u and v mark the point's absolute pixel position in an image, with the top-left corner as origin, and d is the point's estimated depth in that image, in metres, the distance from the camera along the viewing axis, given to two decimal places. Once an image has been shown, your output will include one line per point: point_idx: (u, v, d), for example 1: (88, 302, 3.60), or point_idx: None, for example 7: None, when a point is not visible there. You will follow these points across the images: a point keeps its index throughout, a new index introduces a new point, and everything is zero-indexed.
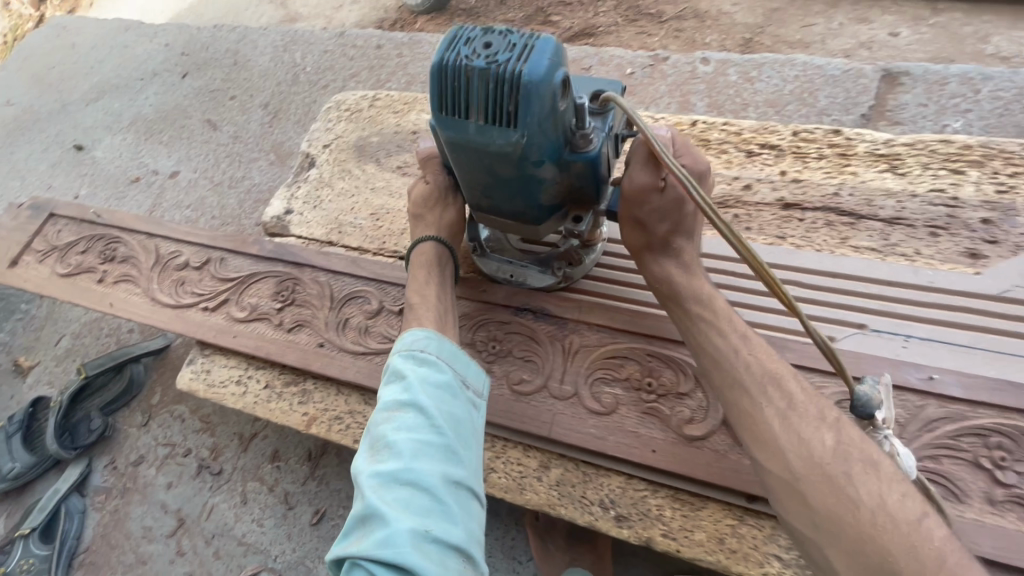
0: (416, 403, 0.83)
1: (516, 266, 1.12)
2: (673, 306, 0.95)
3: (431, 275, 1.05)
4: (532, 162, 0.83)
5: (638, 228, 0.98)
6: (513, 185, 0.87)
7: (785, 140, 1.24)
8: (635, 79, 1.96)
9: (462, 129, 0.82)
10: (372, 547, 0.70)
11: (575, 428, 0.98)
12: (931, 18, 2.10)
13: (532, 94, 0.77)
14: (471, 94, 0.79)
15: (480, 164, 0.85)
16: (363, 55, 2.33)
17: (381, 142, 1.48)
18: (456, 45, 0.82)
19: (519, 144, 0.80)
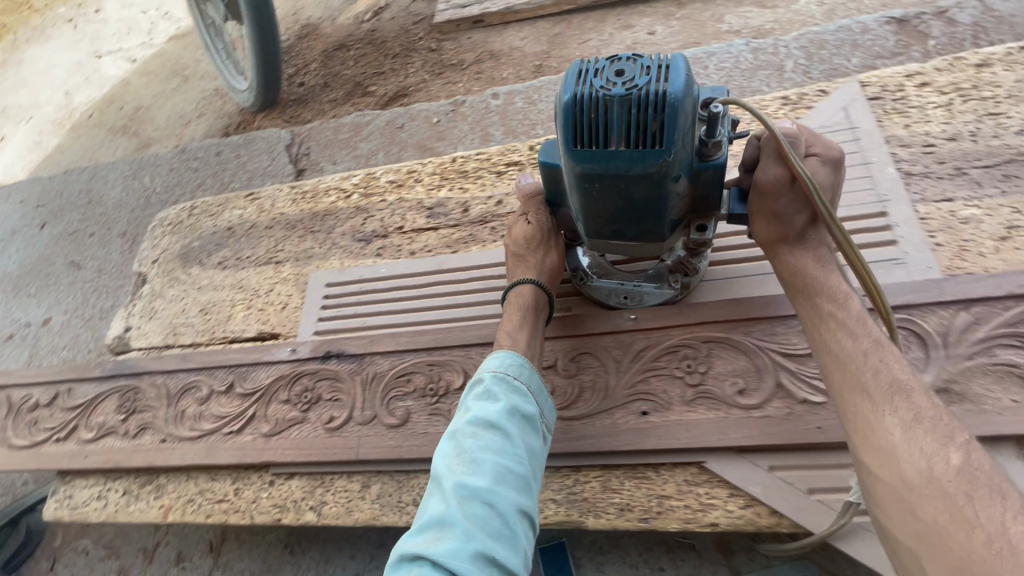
0: (504, 428, 0.88)
1: (629, 286, 1.12)
2: (807, 300, 0.92)
3: (522, 321, 1.05)
4: (667, 179, 0.86)
5: (773, 219, 0.97)
6: (645, 207, 0.90)
7: (523, 156, 1.49)
8: (441, 125, 2.21)
9: (602, 158, 0.85)
10: (446, 555, 0.73)
11: (376, 445, 1.13)
12: (678, 12, 2.46)
13: (674, 112, 0.81)
14: (613, 121, 0.83)
15: (614, 189, 0.88)
16: (205, 165, 2.50)
17: (202, 245, 1.64)
18: (587, 79, 0.86)
19: (663, 164, 0.83)
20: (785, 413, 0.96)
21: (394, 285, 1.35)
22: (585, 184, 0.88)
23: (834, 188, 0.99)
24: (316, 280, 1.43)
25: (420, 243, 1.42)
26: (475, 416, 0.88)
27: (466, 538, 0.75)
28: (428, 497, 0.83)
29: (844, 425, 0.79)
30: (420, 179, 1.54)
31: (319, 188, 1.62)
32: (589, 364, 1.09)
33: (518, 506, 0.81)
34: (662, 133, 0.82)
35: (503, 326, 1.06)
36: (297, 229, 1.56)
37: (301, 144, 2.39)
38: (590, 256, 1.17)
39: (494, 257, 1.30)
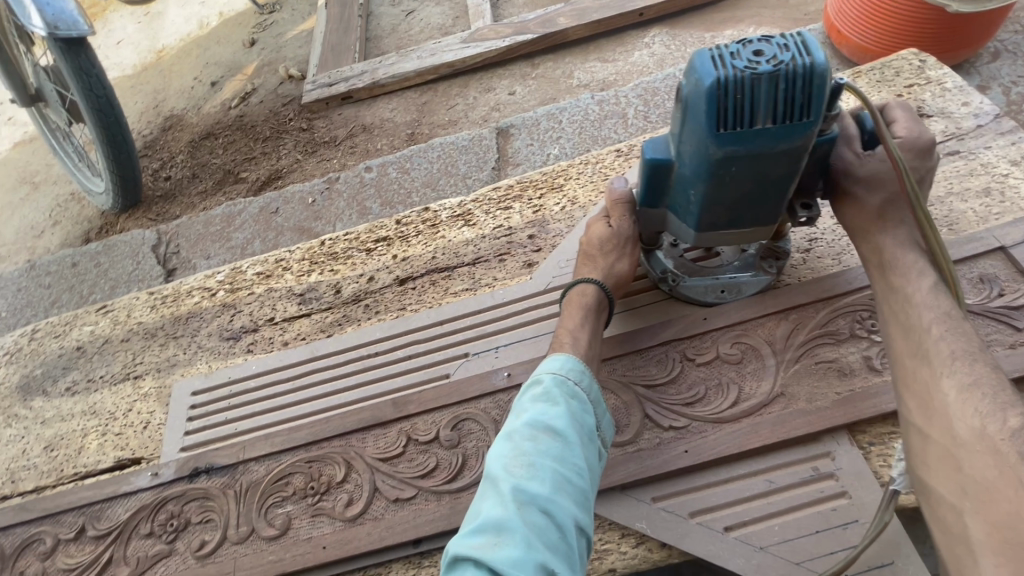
0: (566, 437, 0.82)
1: (724, 279, 1.11)
2: (881, 276, 0.89)
3: (592, 324, 1.03)
4: (799, 154, 0.83)
5: (856, 197, 0.96)
6: (775, 185, 0.87)
7: (391, 230, 1.50)
8: (317, 205, 2.19)
9: (748, 142, 0.80)
10: (506, 562, 0.67)
11: (254, 563, 1.03)
12: (533, 72, 2.66)
13: (823, 86, 0.77)
14: (761, 99, 0.77)
15: (751, 169, 0.84)
16: (59, 278, 2.27)
17: (46, 372, 1.47)
18: (722, 60, 0.79)
19: (807, 137, 0.81)
20: (656, 443, 1.00)
21: (265, 380, 1.27)
22: (724, 166, 0.83)
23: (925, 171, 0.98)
24: (179, 391, 1.32)
25: (292, 333, 1.36)
26: (539, 420, 0.83)
27: (522, 549, 0.69)
28: (481, 499, 0.77)
29: (899, 390, 0.77)
30: (289, 267, 1.50)
31: (180, 290, 1.53)
32: (471, 429, 1.08)
33: (576, 519, 0.75)
34: (811, 107, 0.78)
35: (563, 323, 1.03)
36: (157, 337, 1.45)
37: (170, 242, 2.26)
38: (672, 257, 1.14)
39: (370, 336, 1.28)
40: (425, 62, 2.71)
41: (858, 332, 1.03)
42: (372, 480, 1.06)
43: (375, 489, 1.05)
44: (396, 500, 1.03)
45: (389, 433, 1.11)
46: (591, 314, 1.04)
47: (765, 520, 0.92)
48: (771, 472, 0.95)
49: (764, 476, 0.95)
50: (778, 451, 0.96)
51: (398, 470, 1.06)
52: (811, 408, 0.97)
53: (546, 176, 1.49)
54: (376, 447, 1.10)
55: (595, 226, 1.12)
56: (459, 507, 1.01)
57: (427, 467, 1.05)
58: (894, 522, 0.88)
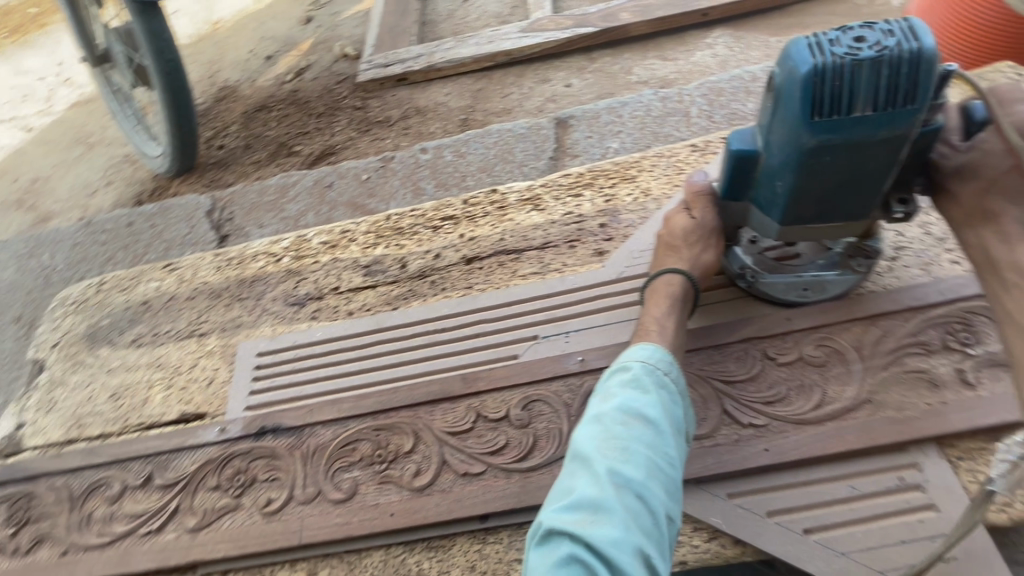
0: (658, 424, 0.80)
1: (808, 277, 1.08)
2: (993, 276, 0.82)
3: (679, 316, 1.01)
4: (903, 145, 0.81)
5: (964, 180, 0.87)
6: (871, 177, 0.85)
7: (457, 209, 1.50)
8: (372, 182, 2.20)
9: (852, 131, 0.78)
10: (604, 542, 0.66)
11: (321, 524, 1.04)
12: (590, 65, 2.64)
13: (932, 72, 0.75)
14: (862, 86, 0.75)
15: (846, 159, 0.82)
16: (115, 237, 2.32)
17: (111, 323, 1.49)
18: (821, 47, 0.78)
19: (911, 125, 0.78)
20: (734, 439, 0.98)
21: (331, 347, 1.28)
22: (816, 156, 0.82)
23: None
24: (245, 352, 1.33)
25: (357, 303, 1.37)
26: (631, 405, 0.81)
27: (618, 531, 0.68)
28: (570, 478, 0.76)
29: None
30: (354, 239, 1.50)
31: (245, 254, 1.55)
32: (542, 411, 1.08)
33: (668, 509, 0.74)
34: (916, 94, 0.75)
35: (646, 313, 1.03)
36: (222, 298, 1.47)
37: (224, 209, 2.29)
38: (751, 253, 1.11)
39: (438, 312, 1.28)
40: (483, 49, 2.71)
41: (951, 344, 1.00)
42: (440, 452, 1.06)
43: (444, 462, 1.06)
44: (465, 475, 1.04)
45: (457, 407, 1.11)
46: (676, 303, 1.03)
47: (847, 525, 0.90)
48: (853, 478, 0.93)
49: (847, 482, 0.93)
50: (862, 457, 0.94)
51: (467, 445, 1.06)
52: (899, 416, 0.95)
53: (618, 166, 1.48)
54: (445, 421, 1.10)
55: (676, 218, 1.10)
56: (529, 487, 1.00)
57: (497, 444, 1.05)
58: (984, 539, 0.86)
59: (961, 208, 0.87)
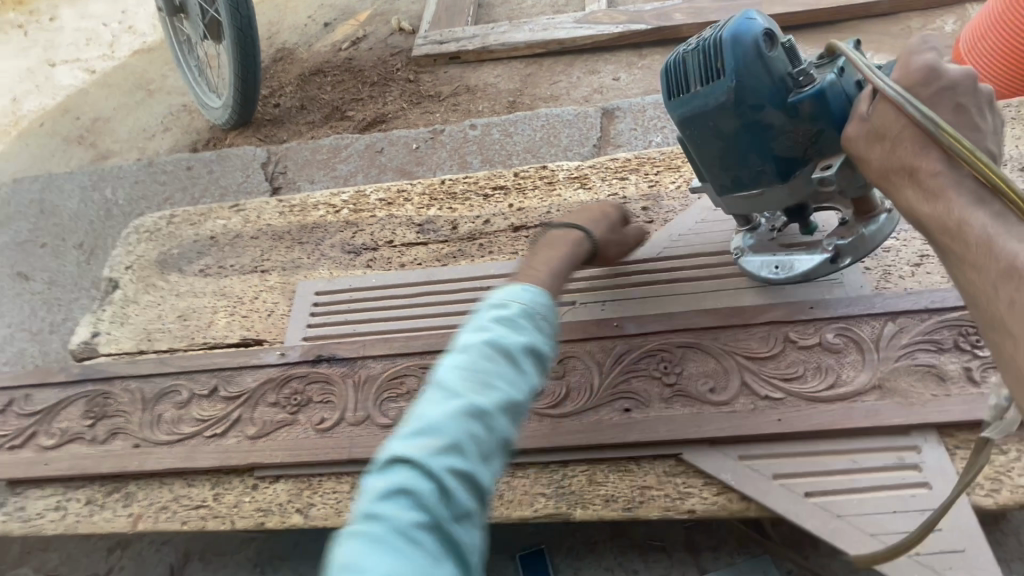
0: (518, 355, 0.74)
1: (784, 257, 1.19)
2: (939, 240, 0.77)
3: (562, 263, 1.01)
4: (752, 102, 0.99)
5: (876, 142, 0.86)
6: (739, 139, 1.03)
7: (508, 180, 1.60)
8: (421, 152, 2.31)
9: (692, 102, 1.04)
10: (429, 473, 0.64)
11: (369, 443, 1.16)
12: (639, 61, 2.72)
13: (732, 45, 0.97)
14: (689, 72, 1.04)
15: (707, 126, 1.04)
16: (174, 179, 2.46)
17: (181, 252, 1.62)
18: (678, 52, 1.09)
19: (733, 89, 0.98)
20: (750, 408, 1.08)
21: (383, 293, 1.39)
22: (684, 128, 1.08)
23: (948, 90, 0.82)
24: (304, 289, 1.45)
25: (409, 257, 1.48)
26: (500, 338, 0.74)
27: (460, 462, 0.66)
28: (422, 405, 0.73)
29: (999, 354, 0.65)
30: (410, 198, 1.61)
31: (307, 202, 1.66)
32: (576, 366, 1.18)
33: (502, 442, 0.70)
34: (722, 67, 0.99)
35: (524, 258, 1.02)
36: (284, 240, 1.59)
37: (278, 162, 2.41)
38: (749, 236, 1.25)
39: (485, 271, 1.39)
40: (536, 36, 2.80)
41: (962, 345, 1.08)
42: None
43: None
44: None
45: None
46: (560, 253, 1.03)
47: (846, 493, 0.99)
48: (856, 453, 1.02)
49: (850, 456, 1.02)
50: (866, 436, 1.03)
51: None
52: (905, 403, 1.04)
53: (664, 156, 1.57)
54: None
55: (592, 206, 1.19)
56: (560, 431, 1.11)
57: None
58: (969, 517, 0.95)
59: (879, 169, 0.86)
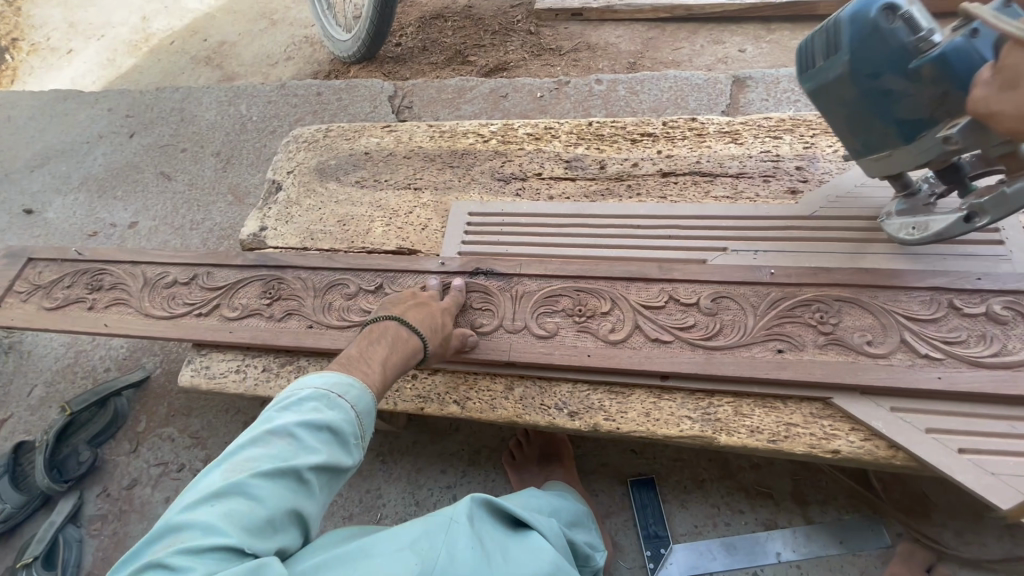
0: (251, 439, 0.84)
1: (921, 218, 1.17)
2: None
3: (399, 356, 1.09)
4: (871, 76, 1.01)
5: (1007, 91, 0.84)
6: (862, 110, 1.07)
7: (657, 128, 1.63)
8: (544, 101, 2.36)
9: (816, 78, 1.10)
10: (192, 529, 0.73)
11: (526, 350, 1.25)
12: (768, 35, 2.65)
13: (848, 26, 1.00)
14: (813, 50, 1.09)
15: (832, 98, 1.10)
16: (305, 102, 2.60)
17: (338, 164, 1.74)
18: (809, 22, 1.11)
19: (848, 68, 1.03)
20: (907, 364, 1.11)
21: (535, 219, 1.47)
22: (814, 100, 1.15)
23: None
24: (458, 209, 1.54)
25: (558, 190, 1.55)
26: (223, 453, 0.83)
27: (221, 531, 0.73)
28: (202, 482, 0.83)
29: None
30: (558, 136, 1.67)
31: (457, 130, 1.75)
32: (729, 306, 1.23)
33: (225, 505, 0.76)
34: (837, 47, 1.03)
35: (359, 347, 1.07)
36: (436, 162, 1.68)
37: (405, 97, 2.51)
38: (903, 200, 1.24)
39: (635, 210, 1.44)
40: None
41: None
42: (634, 319, 1.24)
43: (636, 326, 1.24)
44: (655, 340, 1.22)
45: (651, 288, 1.28)
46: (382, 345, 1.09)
47: (1002, 454, 1.02)
48: (1015, 420, 1.04)
49: (1009, 422, 1.04)
50: None
51: (658, 318, 1.24)
52: None
53: (820, 120, 1.57)
54: (640, 296, 1.28)
55: (428, 302, 1.25)
56: (713, 361, 1.17)
57: (686, 322, 1.22)
58: None
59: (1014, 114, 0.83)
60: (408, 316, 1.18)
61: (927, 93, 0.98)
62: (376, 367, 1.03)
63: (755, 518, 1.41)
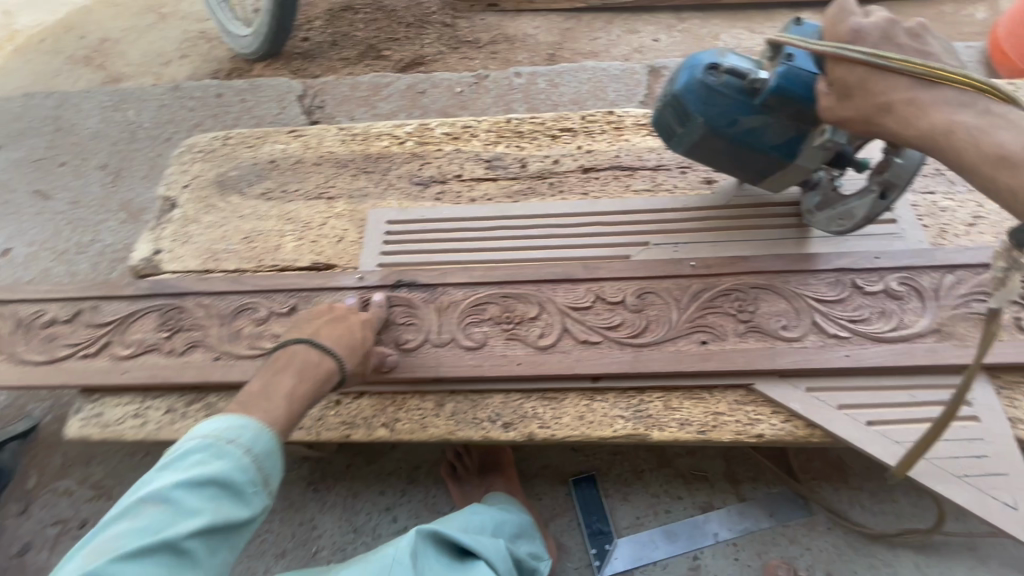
0: (124, 509, 0.79)
1: (842, 208, 1.20)
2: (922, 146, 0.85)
3: (311, 384, 1.05)
4: (726, 125, 1.14)
5: (846, 100, 0.92)
6: (739, 148, 1.18)
7: (576, 123, 1.61)
8: (464, 96, 2.29)
9: (681, 142, 1.25)
10: None
11: (455, 364, 1.21)
12: (679, 24, 2.71)
13: (686, 98, 1.16)
14: (671, 122, 1.24)
15: (708, 149, 1.22)
16: (204, 105, 2.38)
17: (240, 175, 1.60)
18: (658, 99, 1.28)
19: (706, 125, 1.16)
20: (820, 345, 1.16)
21: (456, 224, 1.41)
22: (693, 156, 1.27)
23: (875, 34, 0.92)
24: (376, 217, 1.46)
25: (479, 192, 1.50)
26: (87, 535, 0.77)
27: None
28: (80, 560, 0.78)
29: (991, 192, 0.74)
30: (477, 135, 1.62)
31: (370, 132, 1.65)
32: (654, 301, 1.24)
33: None
34: (688, 113, 1.17)
35: (262, 381, 1.02)
36: (349, 168, 1.57)
37: (315, 97, 2.36)
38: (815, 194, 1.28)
39: (559, 209, 1.41)
40: None
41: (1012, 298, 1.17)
42: (563, 322, 1.23)
43: (565, 329, 1.22)
44: (584, 342, 1.20)
45: (578, 288, 1.27)
46: (287, 376, 1.04)
47: (904, 422, 1.09)
48: (913, 389, 1.12)
49: (908, 391, 1.12)
50: (922, 374, 1.13)
51: (586, 319, 1.23)
52: (962, 346, 1.13)
53: None
54: (567, 297, 1.26)
55: (345, 315, 1.18)
56: (640, 358, 1.18)
57: (614, 322, 1.22)
58: (1013, 446, 1.05)
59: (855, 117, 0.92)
60: (324, 336, 1.11)
61: (782, 119, 1.10)
62: (283, 402, 0.99)
63: (693, 502, 1.45)
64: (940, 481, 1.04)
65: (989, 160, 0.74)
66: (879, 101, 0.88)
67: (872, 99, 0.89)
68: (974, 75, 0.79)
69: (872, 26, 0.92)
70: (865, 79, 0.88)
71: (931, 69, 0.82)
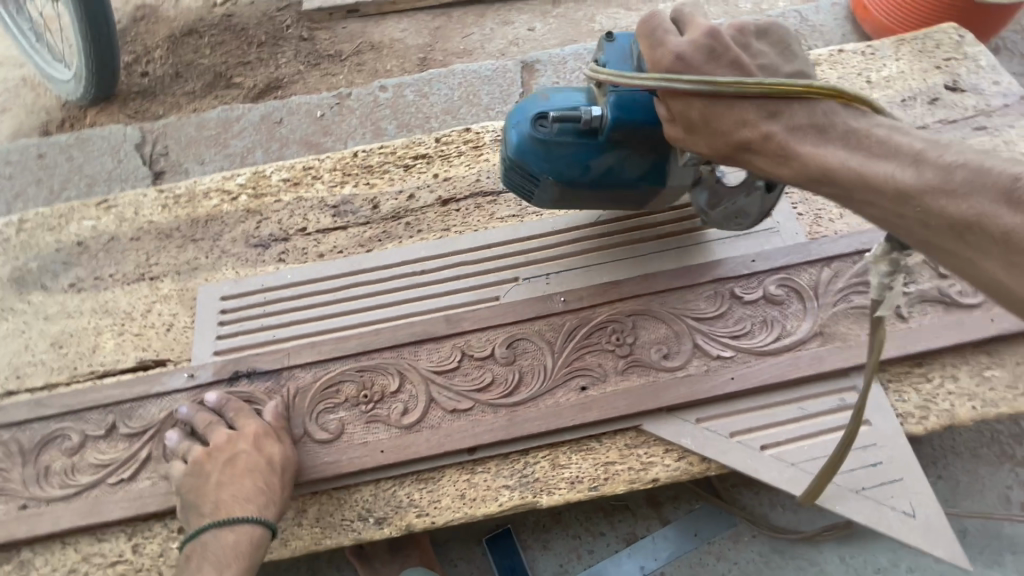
0: None
1: (732, 208, 1.08)
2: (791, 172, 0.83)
3: (232, 573, 0.92)
4: (580, 172, 1.03)
5: (694, 133, 0.87)
6: (604, 189, 1.07)
7: (431, 148, 1.45)
8: (326, 120, 2.07)
9: (541, 200, 1.12)
10: None
11: (311, 463, 1.05)
12: (553, 9, 2.55)
13: (527, 158, 1.03)
14: (522, 185, 1.10)
15: (573, 199, 1.10)
16: (22, 170, 2.04)
17: (42, 265, 1.34)
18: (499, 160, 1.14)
19: (560, 178, 1.04)
20: (704, 369, 1.07)
21: (300, 290, 1.22)
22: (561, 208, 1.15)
23: (702, 48, 0.84)
24: (207, 294, 1.25)
25: (328, 245, 1.32)
26: None
27: None
28: None
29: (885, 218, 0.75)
30: (320, 176, 1.42)
31: (195, 191, 1.42)
32: (527, 349, 1.11)
33: None
34: (537, 172, 1.05)
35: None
36: (173, 239, 1.35)
37: (156, 143, 2.07)
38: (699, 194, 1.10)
39: (415, 253, 1.24)
40: None
41: None
42: (427, 392, 1.08)
43: (431, 399, 1.08)
44: (453, 411, 1.07)
45: (442, 347, 1.13)
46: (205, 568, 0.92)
47: (798, 441, 1.02)
48: (804, 401, 1.05)
49: (798, 404, 1.05)
50: (811, 383, 1.06)
51: (454, 382, 1.09)
52: (844, 345, 1.07)
53: None
54: (431, 360, 1.11)
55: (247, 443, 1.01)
56: (515, 418, 1.06)
57: (484, 381, 1.09)
58: (907, 448, 1.01)
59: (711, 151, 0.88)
60: (227, 508, 0.96)
61: (632, 147, 1.00)
62: None
63: (617, 535, 1.37)
64: (840, 499, 0.98)
65: (876, 188, 0.74)
66: (732, 136, 0.84)
67: (722, 131, 0.84)
68: (813, 85, 0.78)
69: (691, 41, 0.84)
70: (705, 113, 0.84)
71: (772, 89, 0.79)
